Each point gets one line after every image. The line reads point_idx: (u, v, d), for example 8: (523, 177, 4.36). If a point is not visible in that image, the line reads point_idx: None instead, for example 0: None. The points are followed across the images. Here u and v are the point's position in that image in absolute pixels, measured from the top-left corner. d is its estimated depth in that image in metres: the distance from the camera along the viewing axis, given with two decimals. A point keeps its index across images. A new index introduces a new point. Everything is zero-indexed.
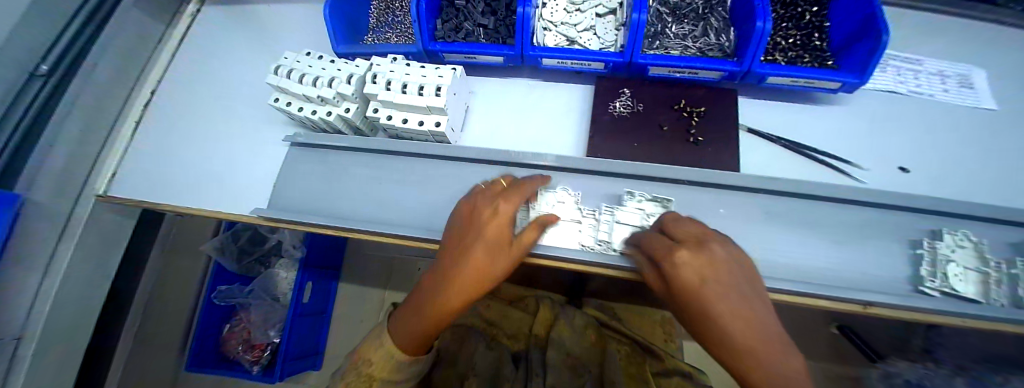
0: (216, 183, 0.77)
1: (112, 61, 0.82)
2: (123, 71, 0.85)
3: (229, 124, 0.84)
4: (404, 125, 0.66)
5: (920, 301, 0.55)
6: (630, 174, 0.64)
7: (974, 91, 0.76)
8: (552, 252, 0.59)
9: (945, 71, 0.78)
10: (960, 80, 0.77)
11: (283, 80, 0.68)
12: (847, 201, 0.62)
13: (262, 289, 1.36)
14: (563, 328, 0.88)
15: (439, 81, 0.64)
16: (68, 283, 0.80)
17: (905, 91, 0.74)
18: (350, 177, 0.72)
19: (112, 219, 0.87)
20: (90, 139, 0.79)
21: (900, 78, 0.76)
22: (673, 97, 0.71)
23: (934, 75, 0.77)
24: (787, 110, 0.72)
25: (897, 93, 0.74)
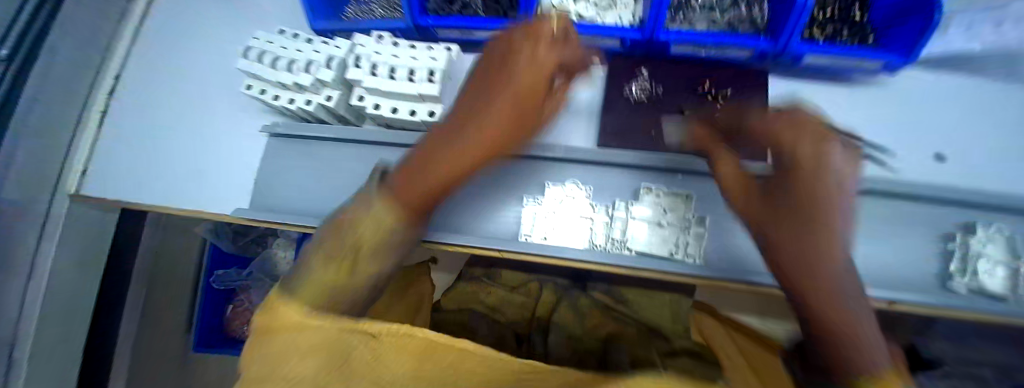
0: (194, 178, 0.71)
1: (73, 44, 0.72)
2: (84, 52, 0.74)
3: (203, 111, 0.76)
4: (393, 116, 0.58)
5: (944, 300, 0.53)
6: (644, 167, 0.58)
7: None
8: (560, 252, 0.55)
9: None
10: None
11: (255, 65, 0.60)
12: (878, 193, 0.58)
13: (259, 267, 1.31)
14: (567, 311, 0.88)
15: (432, 64, 0.56)
16: (57, 284, 0.76)
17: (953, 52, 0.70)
18: (340, 172, 0.66)
19: (94, 214, 0.82)
20: (59, 135, 0.72)
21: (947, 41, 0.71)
22: (694, 78, 0.63)
23: None
24: (818, 92, 0.66)
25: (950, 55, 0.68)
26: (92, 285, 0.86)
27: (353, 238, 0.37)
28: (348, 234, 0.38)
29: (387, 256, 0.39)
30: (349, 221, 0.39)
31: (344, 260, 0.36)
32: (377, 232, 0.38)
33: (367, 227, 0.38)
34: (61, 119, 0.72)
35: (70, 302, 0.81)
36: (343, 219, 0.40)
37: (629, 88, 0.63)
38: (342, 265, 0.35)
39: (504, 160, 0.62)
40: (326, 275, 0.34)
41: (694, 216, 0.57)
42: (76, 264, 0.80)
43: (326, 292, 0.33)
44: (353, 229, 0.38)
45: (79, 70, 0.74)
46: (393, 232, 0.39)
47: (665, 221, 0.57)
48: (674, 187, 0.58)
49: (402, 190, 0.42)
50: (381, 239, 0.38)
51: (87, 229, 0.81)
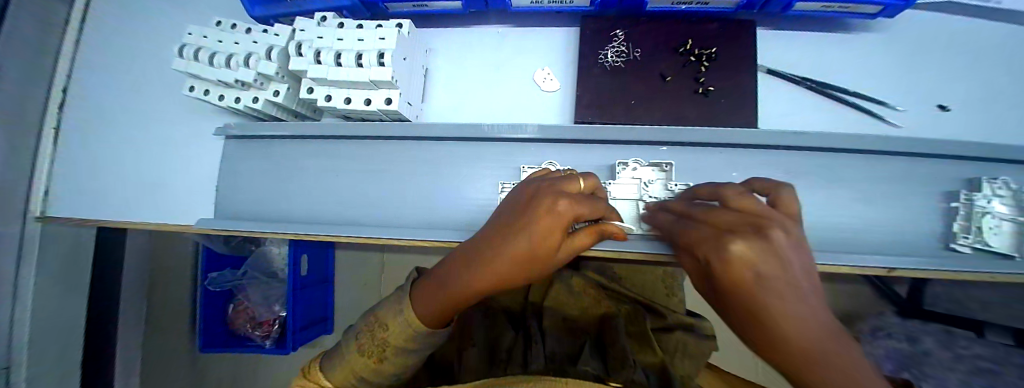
0: (153, 189, 0.67)
1: (17, 62, 0.63)
2: (33, 69, 0.66)
3: (149, 116, 0.70)
4: (347, 107, 0.53)
5: (948, 263, 0.50)
6: (626, 141, 0.52)
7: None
8: None
9: None
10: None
11: (190, 64, 0.54)
12: (878, 152, 0.53)
13: (255, 265, 1.34)
14: (560, 293, 0.85)
15: (380, 44, 0.50)
16: (45, 307, 0.74)
17: None
18: (302, 171, 0.62)
19: (70, 233, 0.79)
20: (18, 156, 0.68)
21: None
22: (677, 36, 0.56)
23: None
24: (814, 43, 0.59)
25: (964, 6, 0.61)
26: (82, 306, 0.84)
27: (376, 339, 0.49)
28: (378, 336, 0.49)
29: (414, 354, 0.50)
30: (382, 321, 0.50)
31: (367, 356, 0.49)
32: (403, 334, 0.48)
33: (396, 331, 0.48)
34: (19, 143, 0.67)
35: (65, 323, 0.80)
36: (379, 318, 0.50)
37: (605, 53, 0.56)
38: (368, 359, 0.49)
39: (473, 145, 0.57)
40: (357, 370, 0.49)
41: (679, 186, 0.52)
42: (63, 285, 0.78)
43: (354, 380, 0.50)
44: (380, 329, 0.49)
45: (29, 85, 0.67)
46: (416, 331, 0.48)
47: (648, 196, 0.53)
48: (653, 159, 0.53)
49: (422, 300, 0.48)
50: (399, 352, 0.49)
51: (67, 248, 0.78)
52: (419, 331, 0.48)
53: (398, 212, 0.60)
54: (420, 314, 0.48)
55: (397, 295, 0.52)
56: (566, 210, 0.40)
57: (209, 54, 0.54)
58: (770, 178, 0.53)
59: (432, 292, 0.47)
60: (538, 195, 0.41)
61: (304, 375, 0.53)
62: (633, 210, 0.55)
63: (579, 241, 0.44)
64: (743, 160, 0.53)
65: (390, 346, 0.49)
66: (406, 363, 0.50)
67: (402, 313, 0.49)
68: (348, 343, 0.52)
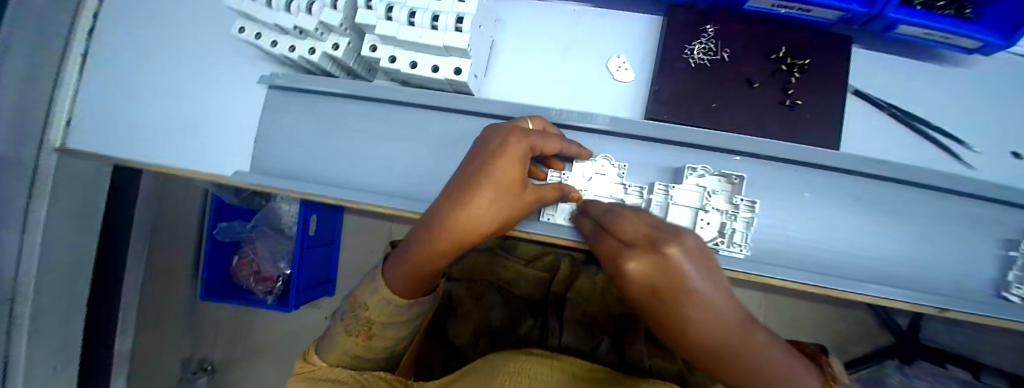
0: (183, 133, 0.64)
1: None
2: None
3: (182, 52, 0.66)
4: (411, 71, 0.50)
5: (1002, 312, 0.50)
6: (701, 146, 0.50)
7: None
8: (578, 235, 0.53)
9: None
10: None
11: (244, 1, 0.49)
12: (949, 192, 0.52)
13: (264, 219, 1.31)
14: (584, 288, 0.85)
15: (460, 8, 0.46)
16: (54, 240, 0.71)
17: None
18: (348, 133, 0.59)
19: (85, 166, 0.74)
20: (39, 76, 0.62)
21: None
22: (768, 41, 0.53)
23: None
24: (903, 68, 0.56)
25: None
26: (87, 245, 0.80)
27: (359, 317, 0.49)
28: (361, 315, 0.49)
29: (402, 326, 0.51)
30: (362, 300, 0.50)
31: (353, 333, 0.49)
32: (382, 308, 0.48)
33: (376, 309, 0.48)
34: (41, 65, 0.62)
35: (72, 260, 0.76)
36: (357, 297, 0.50)
37: (690, 48, 0.53)
38: (356, 338, 0.50)
39: None
40: (349, 349, 0.50)
41: (745, 201, 0.48)
42: (72, 222, 0.74)
43: (347, 360, 0.51)
44: (362, 310, 0.49)
45: (55, 1, 0.61)
46: (394, 304, 0.48)
47: (710, 206, 0.50)
48: (722, 168, 0.50)
49: (394, 275, 0.47)
50: (384, 327, 0.49)
51: (79, 183, 0.74)
52: (401, 305, 0.48)
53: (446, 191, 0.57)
54: (397, 287, 0.47)
55: (372, 272, 0.52)
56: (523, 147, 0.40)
57: None
58: (838, 205, 0.52)
59: (408, 266, 0.45)
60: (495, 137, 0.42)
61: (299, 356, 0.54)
62: (691, 218, 0.52)
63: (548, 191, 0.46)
64: (815, 183, 0.51)
65: (375, 324, 0.49)
66: (394, 336, 0.51)
67: (376, 291, 0.48)
68: (338, 325, 0.52)
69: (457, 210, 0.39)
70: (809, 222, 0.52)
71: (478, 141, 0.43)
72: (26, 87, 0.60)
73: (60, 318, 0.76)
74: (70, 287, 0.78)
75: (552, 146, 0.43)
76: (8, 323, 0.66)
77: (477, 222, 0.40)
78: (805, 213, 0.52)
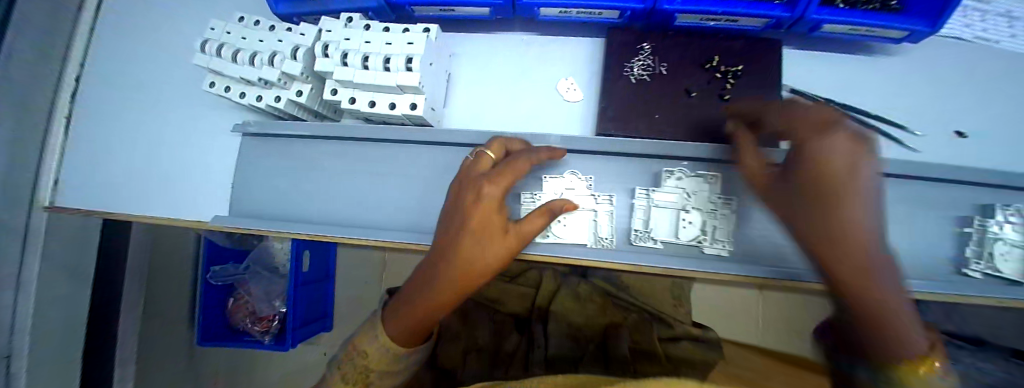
0: (162, 184, 0.67)
1: (28, 50, 0.63)
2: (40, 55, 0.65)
3: (160, 109, 0.69)
4: (371, 110, 0.53)
5: (963, 289, 0.51)
6: (651, 155, 0.53)
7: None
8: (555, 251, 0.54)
9: None
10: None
11: (212, 59, 0.53)
12: (896, 176, 0.54)
13: (258, 261, 1.33)
14: (567, 299, 0.86)
15: (409, 49, 0.50)
16: (50, 297, 0.73)
17: None
18: (320, 171, 0.62)
19: (73, 223, 0.77)
20: (28, 140, 0.66)
21: None
22: (703, 52, 0.56)
23: None
24: (835, 64, 0.60)
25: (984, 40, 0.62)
26: (84, 297, 0.82)
27: (358, 366, 0.49)
28: (359, 363, 0.49)
29: (400, 372, 0.51)
30: (360, 347, 0.49)
31: (352, 381, 0.49)
32: (380, 357, 0.48)
33: (374, 358, 0.48)
34: (29, 130, 0.65)
35: (68, 314, 0.78)
36: (357, 344, 0.50)
37: (630, 66, 0.56)
38: (354, 386, 0.49)
39: None
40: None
41: (721, 199, 0.52)
42: (66, 276, 0.77)
43: None
44: (361, 357, 0.49)
45: (42, 69, 0.65)
46: (394, 354, 0.48)
47: (691, 207, 0.53)
48: (697, 169, 0.53)
49: (394, 324, 0.48)
50: (384, 374, 0.50)
51: (69, 238, 0.76)
52: (399, 354, 0.48)
53: (414, 218, 0.60)
54: (397, 336, 0.48)
55: (371, 319, 0.51)
56: (494, 189, 0.44)
57: (232, 51, 0.53)
58: None
59: (405, 315, 0.48)
60: (466, 182, 0.46)
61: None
62: (674, 219, 0.54)
63: (532, 224, 0.46)
64: None
65: (374, 372, 0.49)
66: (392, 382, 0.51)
67: (376, 339, 0.48)
68: (334, 370, 0.51)
69: (452, 252, 0.45)
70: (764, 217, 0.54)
71: (454, 185, 0.48)
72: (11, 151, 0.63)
73: (56, 373, 0.77)
74: (67, 341, 0.79)
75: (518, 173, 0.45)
76: (6, 380, 0.68)
77: (474, 259, 0.45)
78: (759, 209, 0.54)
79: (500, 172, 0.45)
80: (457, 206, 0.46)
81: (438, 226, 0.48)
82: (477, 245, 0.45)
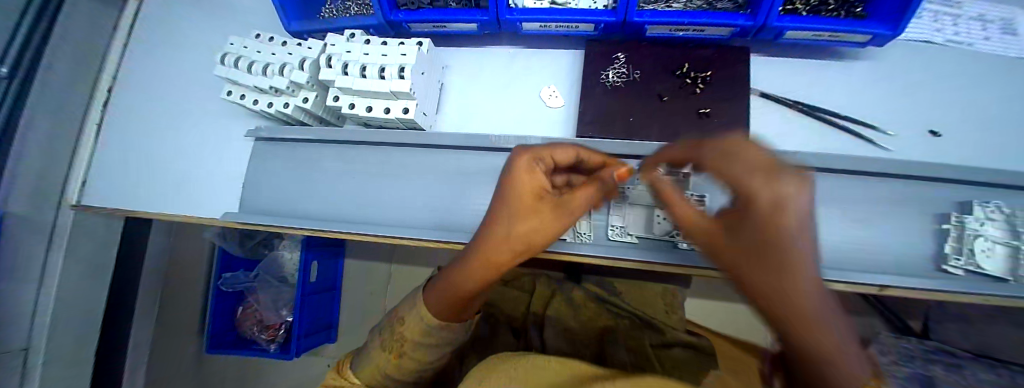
0: (180, 184, 0.73)
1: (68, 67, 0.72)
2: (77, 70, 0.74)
3: (182, 117, 0.77)
4: (368, 114, 0.58)
5: (940, 285, 0.51)
6: (626, 154, 0.56)
7: (1019, 37, 0.64)
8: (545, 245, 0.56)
9: (986, 15, 0.66)
10: (1003, 23, 0.66)
11: (230, 71, 0.60)
12: (869, 174, 0.55)
13: (269, 269, 1.35)
14: (561, 305, 0.82)
15: (402, 60, 0.56)
16: (68, 292, 0.80)
17: (942, 11, 0.67)
18: (321, 172, 0.67)
19: (97, 223, 0.84)
20: (60, 147, 0.74)
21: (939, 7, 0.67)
22: (674, 60, 0.61)
23: (973, 21, 0.66)
24: (805, 69, 0.63)
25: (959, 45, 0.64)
26: (102, 296, 0.89)
27: (395, 333, 0.53)
28: (396, 331, 0.54)
29: (433, 348, 0.53)
30: (399, 316, 0.55)
31: (388, 346, 0.54)
32: (415, 327, 0.52)
33: (410, 326, 0.52)
34: (59, 141, 0.73)
35: (85, 311, 0.85)
36: (396, 313, 0.56)
37: (606, 73, 0.61)
38: (390, 354, 0.53)
39: (481, 153, 0.61)
40: (383, 364, 0.54)
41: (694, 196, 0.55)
42: (86, 275, 0.83)
43: (381, 376, 0.54)
44: (398, 326, 0.54)
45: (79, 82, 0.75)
46: (427, 323, 0.51)
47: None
48: (670, 168, 0.56)
49: (434, 299, 0.52)
50: (416, 346, 0.52)
51: (93, 237, 0.84)
52: (434, 324, 0.51)
53: (406, 214, 0.64)
54: (439, 311, 0.51)
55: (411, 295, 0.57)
56: (531, 163, 0.44)
57: (248, 63, 0.60)
58: None
59: (442, 290, 0.50)
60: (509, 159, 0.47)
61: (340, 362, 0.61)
62: (650, 215, 0.56)
63: (568, 201, 0.45)
64: None
65: (406, 342, 0.52)
66: (424, 359, 0.53)
67: (415, 309, 0.53)
68: (375, 341, 0.57)
69: (490, 225, 0.46)
70: None
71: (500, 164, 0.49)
72: (44, 154, 0.71)
73: (66, 368, 0.83)
74: (81, 337, 0.85)
75: (562, 149, 0.45)
76: (23, 371, 0.74)
77: (510, 234, 0.45)
78: None
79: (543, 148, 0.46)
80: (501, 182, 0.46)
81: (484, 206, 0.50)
82: (512, 220, 0.45)
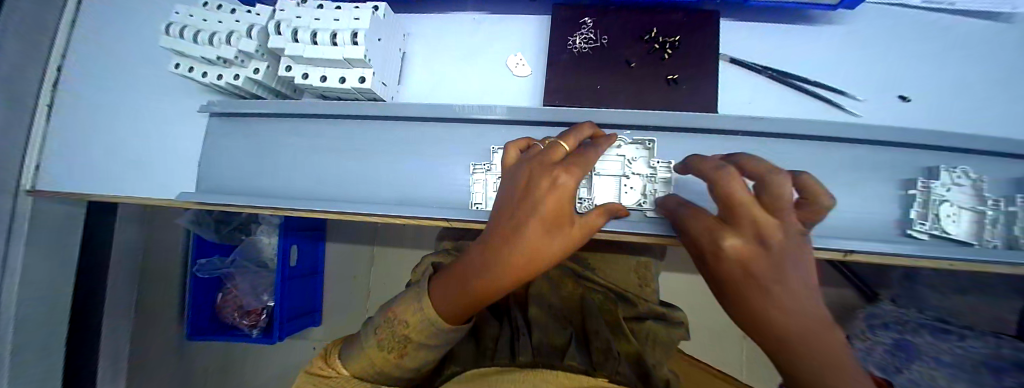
0: (138, 166, 0.71)
1: None
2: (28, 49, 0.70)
3: (135, 95, 0.74)
4: (322, 84, 0.56)
5: (902, 249, 0.51)
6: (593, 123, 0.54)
7: None
8: None
9: None
10: None
11: (175, 41, 0.57)
12: (838, 140, 0.54)
13: (242, 252, 1.26)
14: (543, 285, 0.77)
15: (355, 24, 0.52)
16: (32, 284, 0.77)
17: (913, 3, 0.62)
18: (280, 148, 0.64)
19: (58, 209, 0.80)
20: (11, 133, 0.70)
21: None
22: (643, 26, 0.59)
23: None
24: (777, 33, 0.62)
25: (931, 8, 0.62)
26: (67, 287, 0.86)
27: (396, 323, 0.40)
28: (398, 332, 0.40)
29: (437, 349, 0.41)
30: (402, 315, 0.40)
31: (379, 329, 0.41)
32: (425, 327, 0.39)
33: (419, 326, 0.39)
34: (12, 120, 0.69)
35: (51, 302, 0.82)
36: (397, 311, 0.41)
37: (573, 40, 0.59)
38: (388, 354, 0.40)
39: (444, 124, 0.59)
40: (374, 364, 0.40)
41: (661, 163, 0.54)
42: (50, 265, 0.80)
43: (369, 376, 0.40)
44: (401, 326, 0.40)
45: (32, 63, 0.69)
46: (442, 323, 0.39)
47: (631, 172, 0.55)
48: (637, 136, 0.55)
49: (440, 291, 0.40)
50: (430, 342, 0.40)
51: (54, 226, 0.80)
52: (443, 329, 0.39)
53: (369, 189, 0.62)
54: (444, 308, 0.39)
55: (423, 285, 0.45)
56: (568, 183, 0.37)
57: (194, 32, 0.57)
58: None
59: (452, 291, 0.39)
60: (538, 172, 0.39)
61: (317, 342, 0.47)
62: (618, 186, 0.56)
63: (590, 221, 0.40)
64: (703, 145, 0.54)
65: (411, 342, 0.39)
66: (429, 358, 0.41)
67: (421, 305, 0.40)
68: (368, 329, 0.43)
69: (513, 233, 0.37)
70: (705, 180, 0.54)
71: (526, 170, 0.40)
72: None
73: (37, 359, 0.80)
74: (48, 331, 0.82)
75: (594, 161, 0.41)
76: None
77: (539, 252, 0.37)
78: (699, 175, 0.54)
79: (577, 160, 0.39)
80: (529, 197, 0.38)
81: (498, 206, 0.42)
82: (543, 235, 0.37)
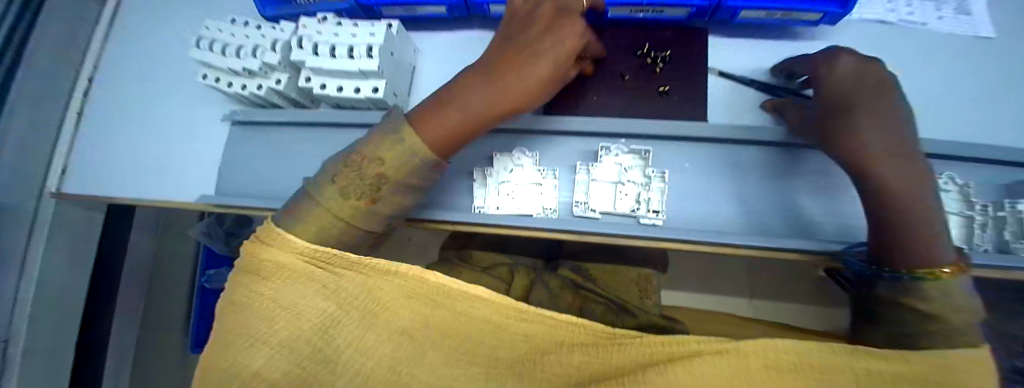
0: (160, 171, 0.75)
1: (51, 55, 0.74)
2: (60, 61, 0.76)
3: (162, 105, 0.79)
4: (337, 94, 0.60)
5: None
6: (590, 131, 0.58)
7: (972, 17, 0.65)
8: (516, 221, 0.56)
9: None
10: (958, 3, 0.67)
11: (205, 54, 0.62)
12: None
13: None
14: (543, 294, 0.69)
15: (370, 40, 0.57)
16: (49, 282, 0.80)
17: (894, 20, 0.66)
18: (295, 154, 0.68)
19: (80, 212, 0.85)
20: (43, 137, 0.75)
21: (889, 7, 0.67)
22: (636, 41, 0.63)
23: (929, 1, 0.67)
24: (764, 48, 0.65)
25: (911, 24, 0.66)
26: (81, 287, 0.88)
27: (343, 255, 0.33)
28: (368, 171, 0.39)
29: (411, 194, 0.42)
30: (374, 155, 0.40)
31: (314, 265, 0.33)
32: (404, 167, 0.40)
33: (396, 167, 0.40)
34: (38, 123, 0.74)
35: (65, 301, 0.85)
36: (366, 155, 0.40)
37: None
38: (356, 202, 0.39)
39: None
40: (339, 214, 0.39)
41: (655, 172, 0.57)
42: (67, 265, 0.84)
43: (331, 230, 0.39)
44: (375, 165, 0.39)
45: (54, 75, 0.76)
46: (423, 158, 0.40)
47: (627, 179, 0.57)
48: (632, 145, 0.58)
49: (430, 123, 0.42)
50: (386, 273, 0.32)
51: (74, 228, 0.84)
52: (428, 165, 0.41)
53: None
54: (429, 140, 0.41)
55: (381, 212, 0.41)
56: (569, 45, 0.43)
57: (223, 46, 0.62)
58: (719, 166, 0.57)
59: (442, 120, 0.42)
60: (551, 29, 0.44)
61: (244, 250, 0.36)
62: (613, 191, 0.59)
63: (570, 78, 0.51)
64: (694, 152, 0.57)
65: (385, 185, 0.40)
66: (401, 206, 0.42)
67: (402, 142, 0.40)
68: (336, 177, 0.40)
69: (508, 76, 0.43)
70: (698, 185, 0.57)
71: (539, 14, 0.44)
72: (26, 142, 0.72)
73: (45, 357, 0.82)
74: (59, 329, 0.84)
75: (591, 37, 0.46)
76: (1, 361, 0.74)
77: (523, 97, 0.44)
78: (692, 181, 0.57)
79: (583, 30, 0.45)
80: (533, 47, 0.43)
81: (496, 49, 0.46)
82: (535, 84, 0.44)
